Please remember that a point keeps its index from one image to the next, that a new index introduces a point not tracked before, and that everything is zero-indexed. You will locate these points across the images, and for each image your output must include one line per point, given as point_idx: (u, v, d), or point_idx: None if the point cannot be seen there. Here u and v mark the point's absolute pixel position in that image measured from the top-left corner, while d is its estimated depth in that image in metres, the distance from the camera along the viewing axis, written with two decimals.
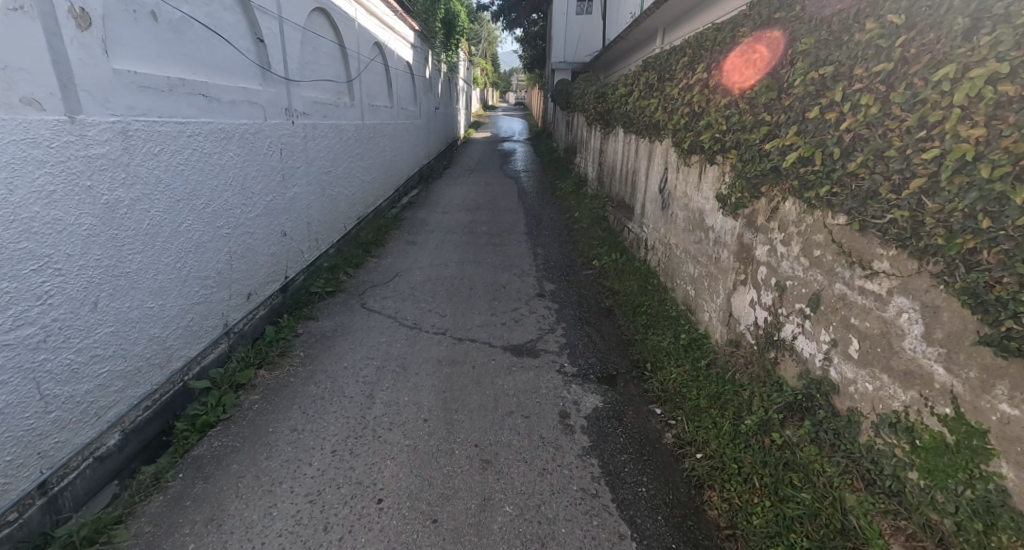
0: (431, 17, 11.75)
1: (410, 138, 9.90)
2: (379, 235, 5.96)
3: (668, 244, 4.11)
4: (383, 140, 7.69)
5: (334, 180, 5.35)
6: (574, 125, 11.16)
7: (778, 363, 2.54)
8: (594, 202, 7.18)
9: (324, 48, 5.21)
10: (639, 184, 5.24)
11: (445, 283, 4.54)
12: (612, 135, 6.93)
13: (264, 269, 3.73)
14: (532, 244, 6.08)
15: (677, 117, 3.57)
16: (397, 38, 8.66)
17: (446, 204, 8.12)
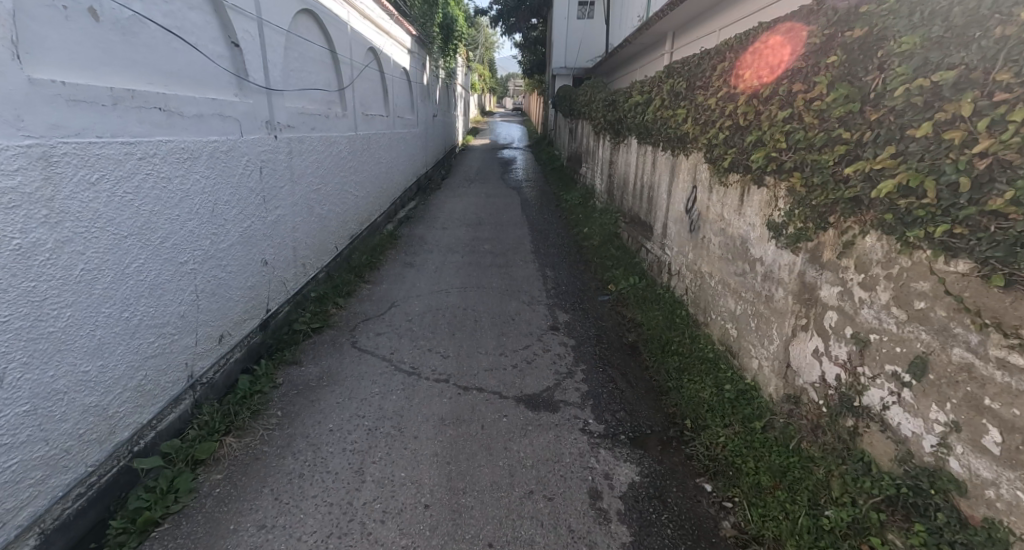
0: (429, 22, 11.34)
1: (407, 149, 9.45)
2: (374, 256, 5.49)
3: (698, 272, 3.66)
4: (379, 151, 7.23)
5: (324, 199, 4.88)
6: (578, 133, 10.73)
7: (858, 434, 2.08)
8: (604, 217, 6.74)
9: (314, 54, 4.77)
10: (659, 201, 4.79)
11: (447, 314, 4.07)
12: (624, 146, 6.49)
13: (239, 306, 3.25)
14: (540, 264, 5.62)
15: (714, 129, 3.11)
16: (393, 44, 8.23)
17: (445, 218, 7.66)
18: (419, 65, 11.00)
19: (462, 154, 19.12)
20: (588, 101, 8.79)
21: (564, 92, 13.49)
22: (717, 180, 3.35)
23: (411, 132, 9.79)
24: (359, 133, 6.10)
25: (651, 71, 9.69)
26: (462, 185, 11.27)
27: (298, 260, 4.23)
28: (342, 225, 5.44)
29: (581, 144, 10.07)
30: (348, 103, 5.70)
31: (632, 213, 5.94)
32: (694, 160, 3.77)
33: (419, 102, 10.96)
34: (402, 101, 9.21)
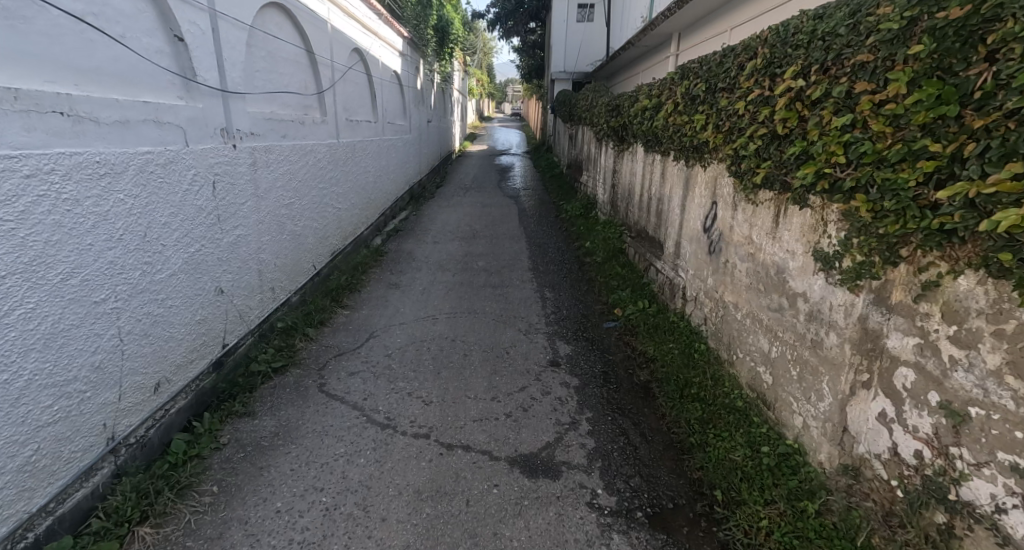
0: (422, 24, 10.92)
1: (398, 156, 8.99)
2: (356, 275, 5.01)
3: (721, 302, 3.18)
4: (366, 160, 6.77)
5: (297, 214, 4.40)
6: (579, 139, 10.28)
7: (956, 537, 1.59)
8: (607, 230, 6.28)
9: (287, 54, 4.32)
10: (670, 216, 4.33)
11: (432, 347, 3.59)
12: (629, 154, 6.03)
13: (181, 346, 2.75)
14: (538, 283, 5.14)
15: (741, 138, 2.64)
16: (382, 46, 7.78)
17: (437, 230, 7.18)
18: (412, 69, 10.57)
19: (458, 160, 18.68)
20: (588, 106, 8.34)
21: (563, 97, 13.07)
22: (745, 197, 2.88)
23: (402, 138, 9.34)
24: (341, 141, 5.64)
25: (655, 74, 9.24)
26: (457, 193, 10.81)
27: (263, 285, 3.74)
28: (320, 241, 4.96)
29: (582, 151, 9.62)
30: (329, 108, 5.25)
31: (639, 228, 5.48)
32: (716, 173, 3.31)
33: (412, 108, 10.51)
34: (393, 106, 8.76)
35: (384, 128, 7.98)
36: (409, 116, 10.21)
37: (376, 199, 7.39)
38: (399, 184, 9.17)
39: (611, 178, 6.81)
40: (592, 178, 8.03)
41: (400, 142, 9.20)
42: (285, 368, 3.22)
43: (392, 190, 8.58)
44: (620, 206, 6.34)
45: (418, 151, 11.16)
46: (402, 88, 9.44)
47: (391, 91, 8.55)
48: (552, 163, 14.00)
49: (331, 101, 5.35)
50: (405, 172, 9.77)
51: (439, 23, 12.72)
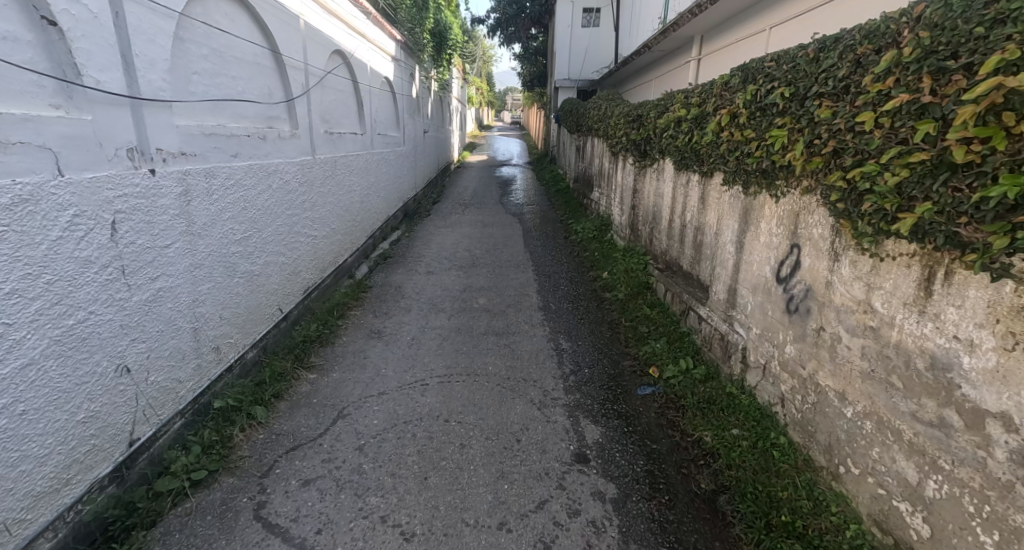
0: (418, 27, 10.15)
1: (389, 171, 8.16)
2: (334, 319, 4.18)
3: (813, 386, 2.34)
4: (349, 178, 5.95)
5: (254, 252, 3.56)
6: (588, 152, 9.44)
7: None
8: (629, 261, 5.44)
9: (244, 54, 3.52)
10: (717, 253, 3.49)
11: (419, 433, 2.75)
12: (656, 172, 5.19)
13: (43, 465, 1.88)
14: (551, 328, 4.31)
15: (869, 164, 1.81)
16: (370, 49, 7.00)
17: (430, 257, 6.35)
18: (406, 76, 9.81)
19: (457, 172, 17.90)
20: (601, 116, 7.54)
21: (569, 106, 12.28)
22: (862, 248, 2.03)
23: (394, 151, 8.52)
24: (316, 157, 4.81)
25: (673, 85, 8.40)
26: (455, 210, 9.98)
27: (199, 348, 2.90)
28: (285, 280, 4.12)
29: (592, 166, 8.80)
30: (300, 118, 4.43)
31: (674, 259, 4.62)
32: (800, 208, 2.47)
33: (405, 117, 9.70)
34: (384, 116, 7.96)
35: (372, 140, 7.16)
36: (402, 127, 9.41)
37: (362, 222, 6.56)
38: (390, 201, 8.34)
39: (632, 198, 5.97)
40: (607, 195, 7.20)
41: (392, 156, 8.38)
42: (216, 474, 2.38)
43: (382, 209, 7.75)
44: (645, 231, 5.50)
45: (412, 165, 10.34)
46: (394, 96, 8.65)
47: (382, 100, 7.76)
48: (557, 176, 13.20)
49: (304, 111, 4.54)
50: (398, 188, 8.94)
51: (435, 27, 11.96)
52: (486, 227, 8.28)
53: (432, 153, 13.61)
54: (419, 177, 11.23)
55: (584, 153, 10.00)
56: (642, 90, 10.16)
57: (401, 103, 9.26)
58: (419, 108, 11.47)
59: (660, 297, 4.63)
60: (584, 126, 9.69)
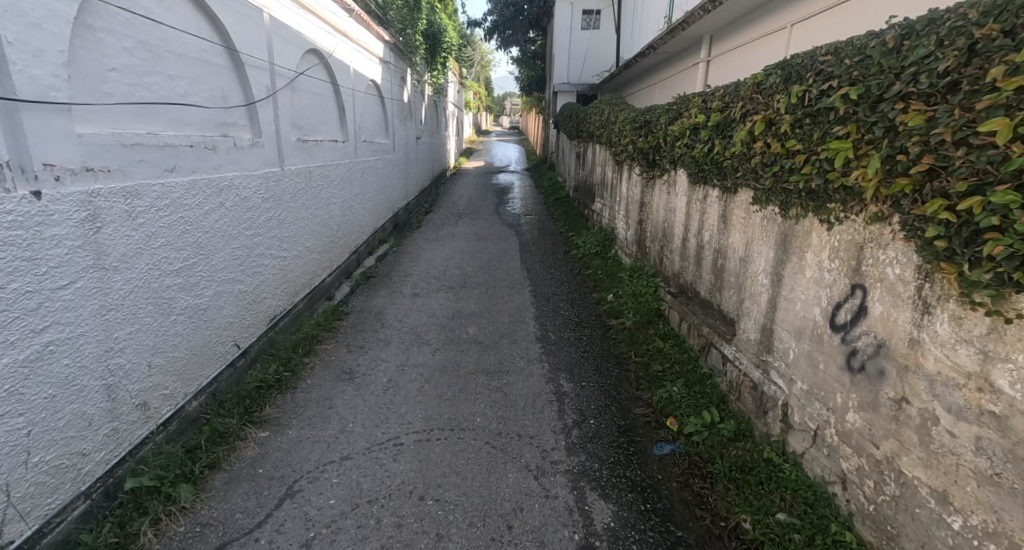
0: (409, 28, 9.66)
1: (375, 181, 7.63)
2: (301, 357, 3.65)
3: (893, 475, 1.80)
4: (326, 190, 5.41)
5: (199, 283, 3.02)
6: (590, 159, 8.93)
7: None
8: (638, 283, 4.90)
9: (186, 49, 3.00)
10: (745, 284, 2.96)
11: (385, 519, 2.21)
12: (668, 184, 4.66)
13: None
14: (551, 365, 3.77)
15: (1003, 192, 1.32)
16: (353, 50, 6.48)
17: (418, 276, 5.80)
18: (396, 80, 9.30)
19: (453, 179, 17.39)
20: (603, 122, 7.02)
21: (569, 110, 11.80)
22: (969, 302, 1.50)
23: (381, 159, 7.99)
24: (283, 168, 4.28)
25: (682, 87, 7.87)
26: (448, 221, 9.45)
27: (115, 410, 2.35)
28: (243, 311, 3.58)
29: (594, 174, 8.28)
30: (262, 125, 3.91)
31: (690, 283, 4.09)
32: (865, 240, 1.94)
33: (395, 123, 9.19)
34: (370, 121, 7.43)
35: (355, 148, 6.64)
36: (391, 134, 8.89)
37: (342, 237, 6.02)
38: (377, 213, 7.80)
39: (639, 212, 5.44)
40: (610, 207, 6.67)
41: (379, 164, 7.85)
42: None
43: (367, 222, 7.21)
44: (656, 249, 4.96)
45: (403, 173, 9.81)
46: (381, 100, 8.13)
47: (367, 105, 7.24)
48: (557, 183, 12.68)
49: (268, 117, 4.01)
50: (386, 198, 8.41)
51: (428, 29, 11.49)
52: (480, 240, 7.75)
53: (426, 160, 13.09)
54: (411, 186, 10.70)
55: (584, 160, 9.49)
56: (647, 93, 9.59)
57: (390, 107, 8.74)
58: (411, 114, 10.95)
59: (673, 326, 4.10)
60: (585, 132, 9.18)
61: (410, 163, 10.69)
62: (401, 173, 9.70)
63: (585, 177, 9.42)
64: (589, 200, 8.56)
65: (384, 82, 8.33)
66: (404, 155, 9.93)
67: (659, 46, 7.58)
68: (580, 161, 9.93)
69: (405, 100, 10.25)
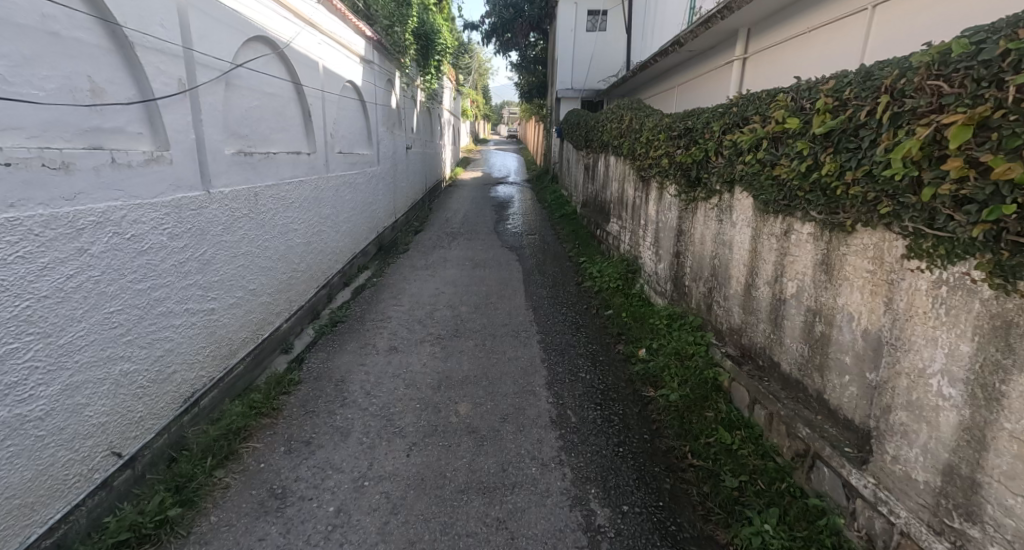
0: (397, 24, 8.65)
1: (351, 199, 6.53)
2: (220, 466, 2.56)
3: None
4: (280, 215, 4.32)
5: (23, 380, 1.91)
6: (603, 172, 7.88)
7: None
8: (680, 338, 3.80)
9: (8, 12, 1.91)
10: (893, 386, 1.88)
11: None
12: (727, 211, 3.58)
13: None
14: (575, 472, 2.69)
15: None
16: (322, 43, 5.41)
17: (399, 321, 4.70)
18: (380, 82, 8.23)
19: (448, 191, 16.33)
20: (622, 129, 5.98)
21: (575, 117, 10.79)
22: None
23: (359, 173, 6.90)
24: (209, 191, 3.18)
25: (709, 92, 6.87)
26: (440, 242, 8.36)
27: None
28: (127, 402, 2.45)
29: (608, 189, 7.24)
30: (172, 134, 2.82)
31: (762, 349, 3.01)
32: None
33: (378, 130, 8.12)
34: (344, 129, 6.33)
35: (325, 161, 5.54)
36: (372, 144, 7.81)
37: (305, 272, 4.92)
38: (354, 237, 6.71)
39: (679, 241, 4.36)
40: (634, 231, 5.58)
41: (356, 179, 6.76)
42: None
43: (340, 249, 6.11)
44: (705, 293, 3.89)
45: (388, 188, 8.71)
46: (360, 104, 7.06)
47: (341, 110, 6.15)
48: (562, 198, 11.61)
49: (184, 123, 2.93)
50: (367, 218, 7.31)
51: (419, 28, 10.51)
52: (477, 268, 6.67)
53: (417, 172, 12.04)
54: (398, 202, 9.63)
55: (595, 173, 8.46)
56: (669, 97, 8.40)
57: (371, 113, 7.66)
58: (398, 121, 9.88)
59: (739, 408, 3.01)
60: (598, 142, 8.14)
61: (397, 176, 9.59)
62: (385, 188, 8.59)
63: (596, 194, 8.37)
64: (603, 219, 7.50)
65: (365, 84, 7.26)
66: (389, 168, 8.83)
67: (687, 41, 6.46)
68: (589, 173, 8.89)
69: (391, 105, 9.18)
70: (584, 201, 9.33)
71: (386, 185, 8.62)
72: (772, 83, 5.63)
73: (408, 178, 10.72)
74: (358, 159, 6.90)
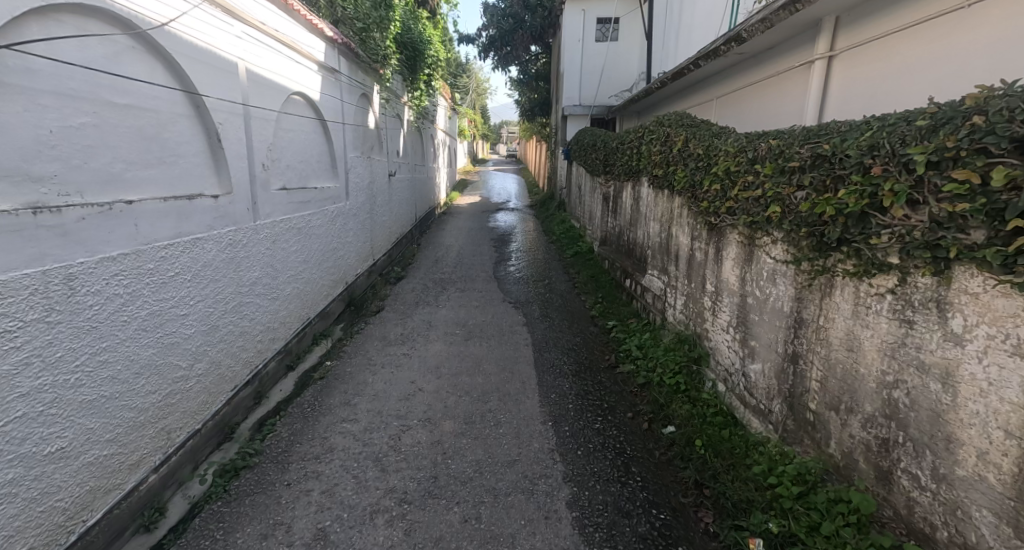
0: (375, 28, 7.20)
1: (295, 251, 4.87)
2: None
3: None
4: (142, 302, 2.66)
5: None
6: (634, 205, 6.26)
7: None
8: (841, 541, 2.12)
9: None
10: None
11: None
12: (939, 312, 1.88)
13: None
14: None
15: None
16: (243, 36, 3.84)
17: (345, 463, 3.01)
18: (347, 96, 6.67)
19: (442, 220, 14.73)
20: (670, 153, 4.37)
21: (588, 136, 9.25)
22: None
23: (309, 215, 5.24)
24: None
25: (767, 102, 5.44)
26: (428, 295, 6.69)
27: None
28: None
29: (643, 229, 5.61)
30: None
31: None
32: None
33: (344, 156, 6.53)
34: (284, 156, 4.70)
35: (246, 205, 3.91)
36: (334, 174, 6.20)
37: (201, 377, 3.24)
38: (301, 300, 5.02)
39: (795, 338, 2.69)
40: (701, 299, 3.91)
41: (303, 224, 5.09)
42: None
43: (275, 324, 4.43)
44: (871, 448, 2.18)
45: (357, 229, 7.04)
46: (312, 125, 5.46)
47: (277, 132, 4.53)
48: (574, 232, 9.94)
49: None
50: (323, 271, 5.65)
51: (404, 35, 9.16)
52: (472, 341, 5.00)
53: (403, 203, 10.43)
54: (374, 242, 7.99)
55: (622, 207, 6.85)
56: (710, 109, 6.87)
57: (332, 136, 6.05)
58: (375, 145, 8.31)
59: None
60: (625, 168, 6.54)
61: (373, 212, 7.95)
62: (354, 229, 6.93)
63: (624, 232, 6.72)
64: (637, 267, 5.87)
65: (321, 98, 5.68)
66: (359, 201, 7.21)
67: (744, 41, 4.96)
68: (613, 205, 7.29)
69: (364, 126, 7.62)
70: (605, 239, 7.71)
71: (355, 225, 6.96)
72: (878, 89, 4.11)
73: (389, 210, 9.10)
74: (308, 196, 5.26)
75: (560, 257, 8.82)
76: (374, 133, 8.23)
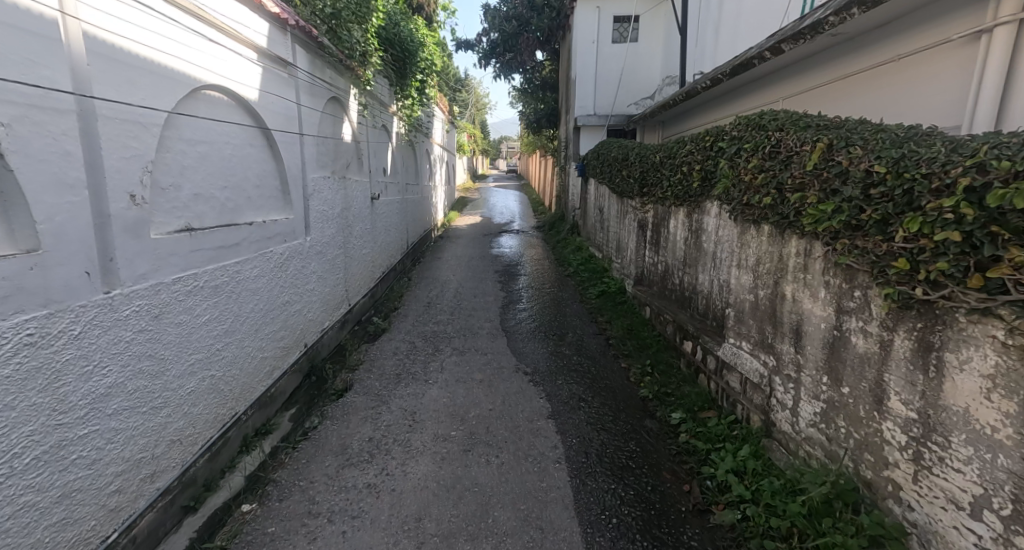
0: (356, 21, 5.80)
1: (203, 324, 3.21)
2: None
3: None
4: None
5: None
6: (699, 239, 4.63)
7: None
8: None
9: None
10: None
11: None
12: None
13: None
14: None
15: None
16: None
17: None
18: (303, 97, 5.07)
19: (438, 245, 13.07)
20: (797, 171, 2.72)
21: (614, 148, 7.66)
22: None
23: (229, 263, 3.56)
24: None
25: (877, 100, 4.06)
26: (415, 361, 5.04)
27: None
28: None
29: (725, 277, 3.96)
30: None
31: None
32: None
33: (300, 177, 4.94)
34: (179, 180, 3.07)
35: (82, 265, 2.27)
36: (280, 202, 4.58)
37: None
38: (215, 395, 3.35)
39: None
40: (877, 426, 2.23)
41: (219, 279, 3.42)
42: None
43: (157, 450, 2.75)
44: None
45: (318, 273, 5.40)
46: (236, 132, 3.82)
47: (163, 140, 2.89)
48: (597, 264, 8.28)
49: None
50: (257, 341, 3.98)
51: (389, 30, 7.73)
52: (476, 454, 3.36)
53: (387, 230, 8.78)
54: (344, 284, 6.34)
55: (677, 241, 5.22)
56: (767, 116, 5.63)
57: (274, 149, 4.43)
58: (348, 162, 6.71)
59: None
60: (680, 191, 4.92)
61: (342, 247, 6.29)
62: (314, 274, 5.28)
63: (681, 275, 5.07)
64: (710, 330, 4.22)
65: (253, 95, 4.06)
66: (323, 235, 5.56)
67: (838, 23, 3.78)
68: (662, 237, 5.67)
69: (331, 139, 6.04)
70: (648, 278, 6.07)
71: (315, 268, 5.30)
72: None
73: (367, 242, 7.46)
74: (228, 237, 3.60)
75: (584, 299, 7.16)
76: (347, 148, 6.66)
